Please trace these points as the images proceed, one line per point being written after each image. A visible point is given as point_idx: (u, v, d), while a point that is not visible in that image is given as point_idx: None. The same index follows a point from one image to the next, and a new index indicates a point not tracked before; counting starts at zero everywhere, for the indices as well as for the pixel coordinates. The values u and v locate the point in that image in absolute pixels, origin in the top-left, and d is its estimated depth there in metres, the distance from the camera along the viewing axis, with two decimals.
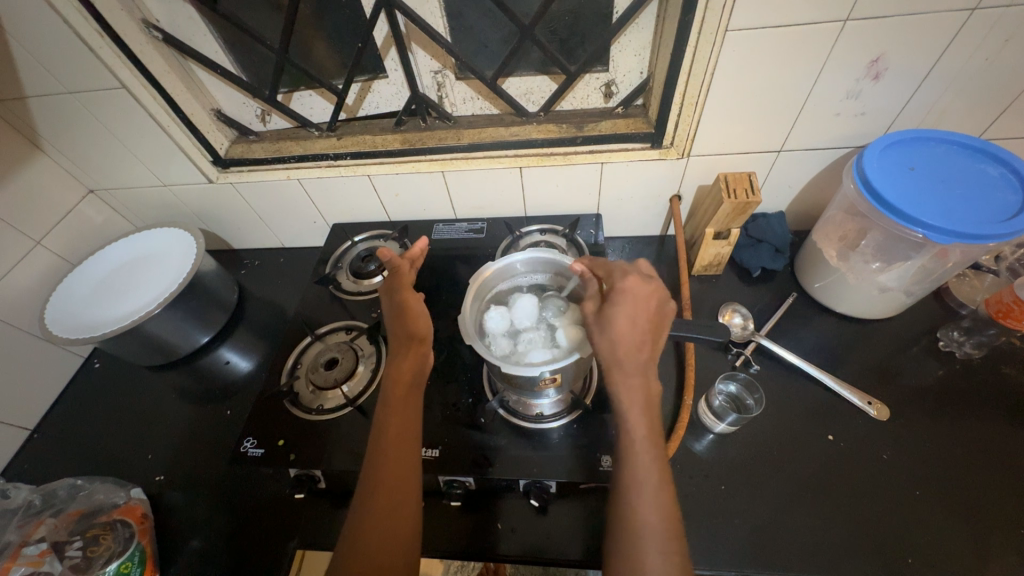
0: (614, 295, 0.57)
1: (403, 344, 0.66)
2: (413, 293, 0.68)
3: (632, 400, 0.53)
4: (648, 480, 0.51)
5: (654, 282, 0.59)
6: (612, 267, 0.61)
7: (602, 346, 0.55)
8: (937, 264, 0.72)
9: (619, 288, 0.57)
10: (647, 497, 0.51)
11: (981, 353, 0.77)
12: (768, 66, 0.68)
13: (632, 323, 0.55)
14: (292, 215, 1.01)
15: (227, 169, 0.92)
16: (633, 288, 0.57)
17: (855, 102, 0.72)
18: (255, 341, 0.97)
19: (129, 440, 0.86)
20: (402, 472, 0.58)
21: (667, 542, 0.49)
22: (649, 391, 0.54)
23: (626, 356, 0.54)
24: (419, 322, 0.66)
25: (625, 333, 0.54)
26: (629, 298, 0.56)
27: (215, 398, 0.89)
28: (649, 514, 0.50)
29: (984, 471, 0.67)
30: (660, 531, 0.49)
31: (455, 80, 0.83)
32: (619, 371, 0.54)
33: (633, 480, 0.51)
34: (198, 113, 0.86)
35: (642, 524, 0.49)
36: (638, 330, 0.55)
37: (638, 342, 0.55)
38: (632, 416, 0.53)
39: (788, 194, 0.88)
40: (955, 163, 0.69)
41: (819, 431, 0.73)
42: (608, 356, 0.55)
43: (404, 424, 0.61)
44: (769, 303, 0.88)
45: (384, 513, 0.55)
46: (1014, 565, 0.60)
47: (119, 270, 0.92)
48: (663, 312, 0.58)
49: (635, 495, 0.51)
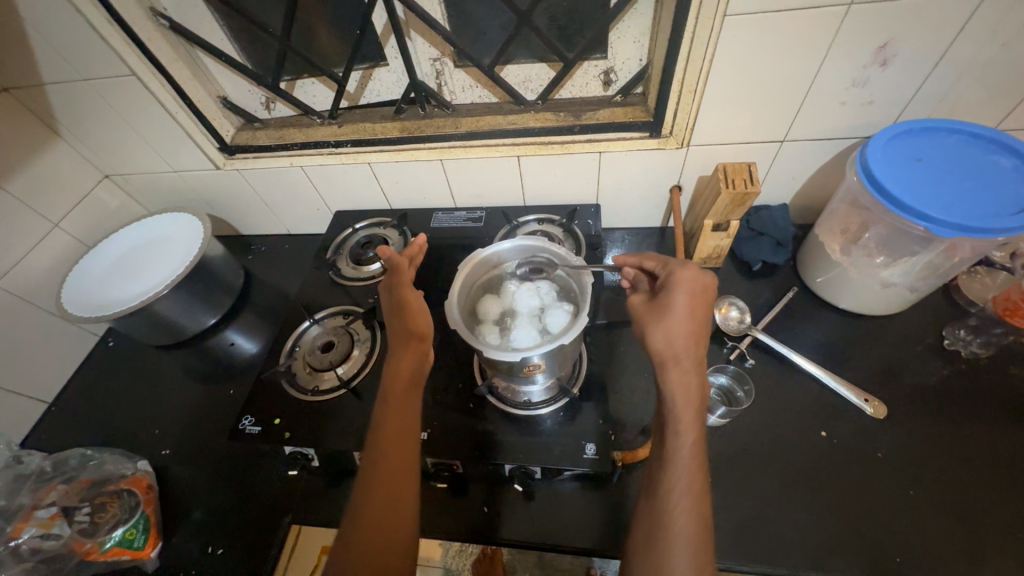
0: (670, 282, 0.58)
1: (403, 341, 0.64)
2: (414, 290, 0.67)
3: (686, 401, 0.54)
4: (687, 484, 0.51)
5: (706, 276, 0.58)
6: (669, 261, 0.62)
7: (657, 337, 0.56)
8: (943, 259, 0.69)
9: (672, 279, 0.58)
10: (686, 501, 0.50)
11: (988, 352, 0.75)
12: (769, 53, 0.66)
13: (689, 313, 0.56)
14: (296, 202, 1.03)
15: (233, 156, 0.95)
16: (690, 275, 0.58)
17: (861, 91, 0.70)
18: (260, 324, 1.00)
19: (139, 415, 0.90)
20: (402, 464, 0.59)
21: (698, 548, 0.48)
22: (701, 393, 0.55)
23: (685, 351, 0.55)
24: (419, 319, 0.65)
25: (683, 323, 0.56)
26: (682, 285, 0.57)
27: (220, 377, 0.92)
28: (683, 519, 0.49)
29: (983, 472, 0.65)
30: (690, 534, 0.49)
31: (453, 68, 0.83)
32: (675, 365, 0.55)
33: (669, 483, 0.51)
34: (205, 100, 0.88)
35: (673, 527, 0.49)
36: (694, 321, 0.56)
37: (696, 337, 0.56)
38: (685, 417, 0.53)
39: (792, 187, 0.86)
40: (966, 153, 0.67)
41: (812, 427, 0.72)
42: (664, 349, 0.55)
43: (404, 417, 0.62)
44: (768, 297, 0.87)
45: (383, 502, 0.57)
46: (1008, 568, 0.58)
47: (131, 253, 0.96)
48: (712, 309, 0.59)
49: (672, 498, 0.50)
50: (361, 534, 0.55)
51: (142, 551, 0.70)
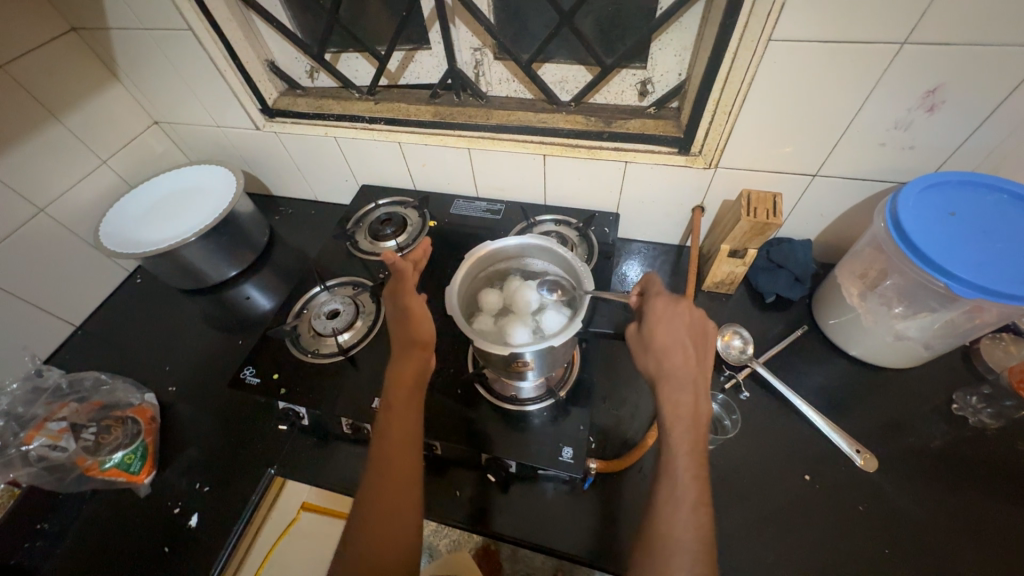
0: (648, 315, 0.59)
1: (408, 349, 0.65)
2: (417, 297, 0.66)
3: (676, 416, 0.55)
4: (685, 497, 0.52)
5: (686, 300, 0.59)
6: (646, 290, 0.63)
7: (647, 362, 0.58)
8: (965, 319, 0.66)
9: (648, 310, 0.60)
10: (685, 514, 0.51)
11: (999, 424, 0.71)
12: (811, 84, 0.65)
13: (675, 339, 0.57)
14: (326, 170, 1.06)
15: (273, 119, 0.98)
16: (667, 312, 0.58)
17: (903, 134, 0.67)
18: (275, 283, 1.04)
19: (153, 351, 0.95)
20: (405, 471, 0.60)
21: (700, 559, 0.49)
22: (697, 407, 0.55)
23: (674, 369, 0.56)
24: (421, 328, 0.65)
25: (669, 346, 0.57)
26: (662, 319, 0.58)
27: (231, 328, 0.96)
28: (684, 533, 0.50)
29: (968, 545, 0.63)
30: (692, 548, 0.49)
31: (492, 59, 0.84)
32: (665, 383, 0.56)
33: (665, 496, 0.52)
34: (253, 63, 0.91)
35: (672, 538, 0.50)
36: (682, 342, 0.57)
37: (684, 357, 0.57)
38: (677, 432, 0.54)
39: (819, 223, 0.84)
40: (1003, 212, 0.64)
41: (796, 469, 0.70)
42: (654, 370, 0.58)
43: (406, 424, 0.63)
44: (775, 331, 0.85)
45: (387, 508, 0.58)
46: None
47: (167, 198, 1.01)
48: (706, 329, 0.59)
49: (668, 511, 0.51)
50: (367, 538, 0.56)
51: (137, 476, 0.75)
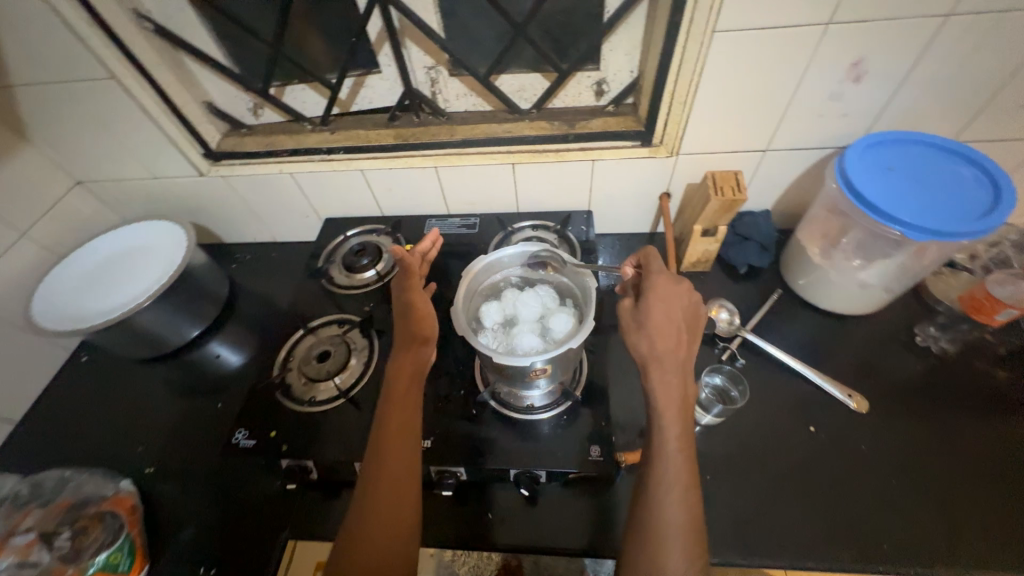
0: (647, 289, 0.61)
1: (408, 344, 0.67)
2: (420, 293, 0.70)
3: (667, 400, 0.57)
4: (675, 481, 0.54)
5: (686, 284, 0.61)
6: (647, 268, 0.64)
7: (640, 342, 0.59)
8: (914, 261, 0.75)
9: (651, 289, 0.61)
10: (674, 499, 0.53)
11: (956, 348, 0.80)
12: (753, 68, 0.70)
13: (669, 320, 0.59)
14: (284, 209, 1.01)
15: (219, 162, 0.92)
16: (666, 287, 0.60)
17: (837, 104, 0.74)
18: (245, 335, 0.96)
19: (118, 432, 0.86)
20: (404, 472, 0.60)
21: (689, 542, 0.51)
22: (684, 391, 0.58)
23: (666, 354, 0.58)
24: (424, 324, 0.68)
25: (662, 328, 0.58)
26: (660, 296, 0.60)
27: (206, 391, 0.89)
28: (674, 516, 0.52)
29: (956, 460, 0.70)
30: (680, 529, 0.51)
31: (448, 76, 0.84)
32: (656, 366, 0.58)
33: (658, 481, 0.54)
34: (189, 105, 0.85)
35: (664, 524, 0.52)
36: (675, 325, 0.59)
37: (676, 340, 0.59)
38: (667, 416, 0.56)
39: (774, 194, 0.91)
40: (935, 162, 0.72)
41: (801, 423, 0.75)
42: (647, 351, 0.59)
43: (405, 424, 0.63)
44: (754, 299, 0.91)
45: (385, 507, 0.57)
46: (981, 549, 0.63)
47: (108, 264, 0.91)
48: (697, 313, 0.62)
49: (661, 496, 0.53)
50: (364, 538, 0.56)
51: None
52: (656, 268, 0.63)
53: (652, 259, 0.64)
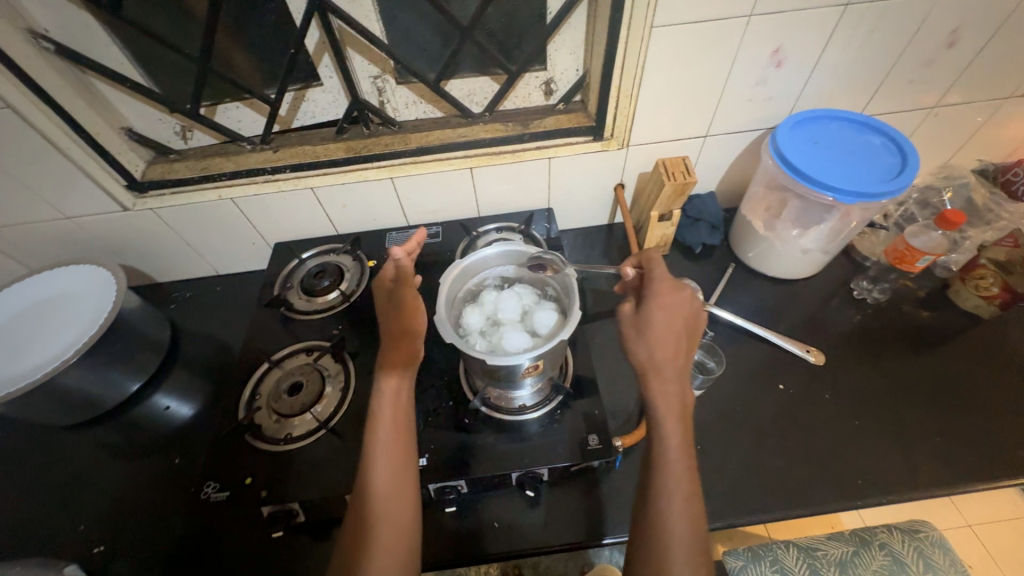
0: (651, 296, 0.62)
1: (396, 342, 0.64)
2: (412, 287, 0.66)
3: (668, 408, 0.58)
4: (676, 490, 0.55)
5: (689, 291, 0.63)
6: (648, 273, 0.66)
7: (639, 349, 0.61)
8: (843, 224, 0.83)
9: (653, 296, 0.62)
10: (677, 507, 0.54)
11: (886, 297, 0.90)
12: (689, 59, 0.75)
13: (669, 328, 0.61)
14: (226, 237, 0.93)
15: (145, 194, 0.83)
16: (670, 295, 0.62)
17: (763, 88, 0.81)
18: (196, 380, 0.87)
19: (51, 513, 0.74)
20: (394, 505, 0.56)
21: (694, 550, 0.52)
22: (683, 398, 0.59)
23: (665, 362, 0.59)
24: (415, 319, 0.65)
25: (662, 336, 0.60)
26: (663, 304, 0.62)
27: (157, 448, 0.79)
28: (678, 525, 0.53)
29: (903, 395, 0.78)
30: (685, 538, 0.52)
31: (396, 84, 0.82)
32: (656, 375, 0.59)
33: (661, 490, 0.55)
34: (105, 132, 0.77)
35: (669, 534, 0.53)
36: (675, 333, 0.60)
37: (676, 348, 0.60)
38: (667, 424, 0.57)
39: (716, 176, 0.97)
40: (862, 143, 0.80)
41: (772, 383, 0.81)
42: (646, 359, 0.60)
43: (394, 453, 0.59)
44: (712, 275, 0.96)
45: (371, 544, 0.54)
46: (937, 468, 0.71)
47: (14, 321, 0.79)
48: (697, 318, 0.63)
49: (664, 506, 0.54)
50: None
51: None
52: (661, 275, 0.64)
53: (654, 262, 0.66)
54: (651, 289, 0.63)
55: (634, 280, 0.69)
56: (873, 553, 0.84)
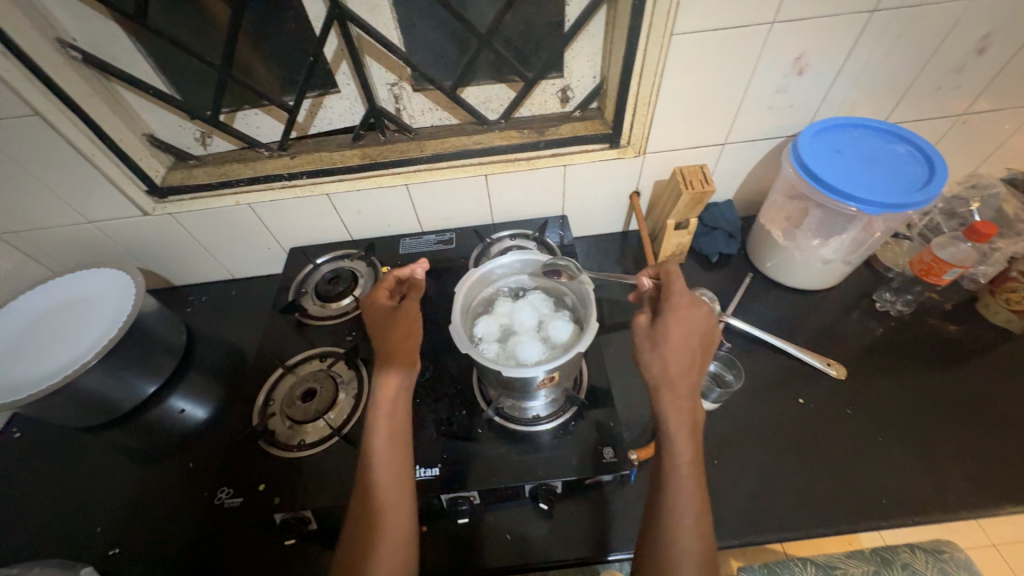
0: (668, 310, 0.60)
1: (390, 350, 0.63)
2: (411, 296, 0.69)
3: (680, 423, 0.56)
4: (688, 507, 0.54)
5: (706, 305, 0.61)
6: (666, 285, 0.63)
7: (653, 363, 0.59)
8: (866, 235, 0.81)
9: (670, 309, 0.60)
10: (688, 525, 0.53)
11: (910, 309, 0.88)
12: (709, 67, 0.74)
13: (684, 342, 0.59)
14: (243, 242, 0.94)
15: (165, 199, 0.84)
16: (688, 308, 0.60)
17: (784, 96, 0.79)
18: (211, 384, 0.88)
19: (68, 514, 0.75)
20: (392, 501, 0.57)
21: (706, 569, 0.51)
22: (695, 413, 0.58)
23: (679, 377, 0.57)
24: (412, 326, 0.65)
25: (677, 351, 0.58)
26: (680, 317, 0.60)
27: (172, 451, 0.80)
28: (690, 543, 0.52)
29: (929, 411, 0.76)
30: (698, 559, 0.52)
31: (412, 92, 0.82)
32: (669, 391, 0.57)
33: (672, 508, 0.54)
34: (128, 139, 0.78)
35: (681, 553, 0.52)
36: (690, 347, 0.59)
37: (690, 363, 0.58)
38: (679, 440, 0.56)
39: (734, 184, 0.96)
40: (887, 152, 0.78)
41: (792, 396, 0.79)
42: (659, 374, 0.58)
43: (390, 450, 0.59)
44: (728, 284, 0.95)
45: (368, 540, 0.55)
46: (966, 489, 0.68)
47: (36, 324, 0.80)
48: (712, 334, 0.62)
49: (676, 523, 0.53)
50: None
51: None
52: (679, 288, 0.62)
53: (672, 276, 0.64)
54: (669, 302, 0.61)
55: (651, 290, 0.68)
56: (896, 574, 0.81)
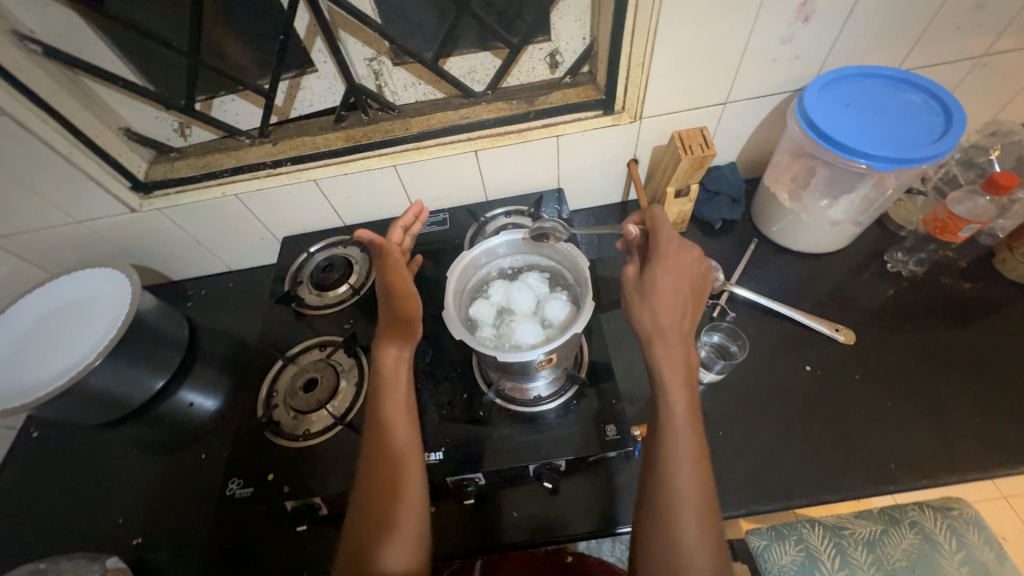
0: (657, 260, 0.59)
1: (393, 326, 0.65)
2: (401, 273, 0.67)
3: (673, 372, 0.55)
4: (685, 454, 0.53)
5: (696, 252, 0.60)
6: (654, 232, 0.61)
7: (642, 314, 0.58)
8: (877, 192, 0.77)
9: (659, 259, 0.58)
10: (686, 472, 0.52)
11: (923, 269, 0.84)
12: (706, 20, 0.69)
13: (674, 292, 0.57)
14: (235, 234, 0.93)
15: (151, 195, 0.83)
16: (677, 257, 0.59)
17: (789, 47, 0.74)
18: (217, 377, 0.89)
19: (89, 508, 0.78)
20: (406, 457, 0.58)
21: (703, 513, 0.51)
22: (688, 360, 0.56)
23: (670, 327, 0.56)
24: (407, 303, 0.65)
25: (668, 300, 0.57)
26: (669, 267, 0.58)
27: (185, 444, 0.82)
28: (688, 489, 0.52)
29: (940, 373, 0.74)
30: (696, 506, 0.51)
31: (392, 66, 0.78)
32: (661, 341, 0.56)
33: (669, 457, 0.53)
34: (104, 135, 0.76)
35: (678, 499, 0.51)
36: (679, 296, 0.58)
37: (681, 312, 0.57)
38: (674, 389, 0.55)
39: (737, 145, 0.91)
40: (899, 102, 0.72)
41: (798, 363, 0.77)
42: (651, 325, 0.57)
43: (401, 393, 0.62)
44: (733, 251, 0.92)
45: (396, 472, 0.57)
46: (976, 450, 0.67)
47: (38, 327, 0.80)
48: (703, 281, 0.61)
49: (672, 472, 0.53)
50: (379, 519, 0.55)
51: None
52: (669, 235, 0.60)
53: (660, 224, 0.61)
54: (656, 252, 0.59)
55: (639, 238, 0.65)
56: (904, 532, 0.82)
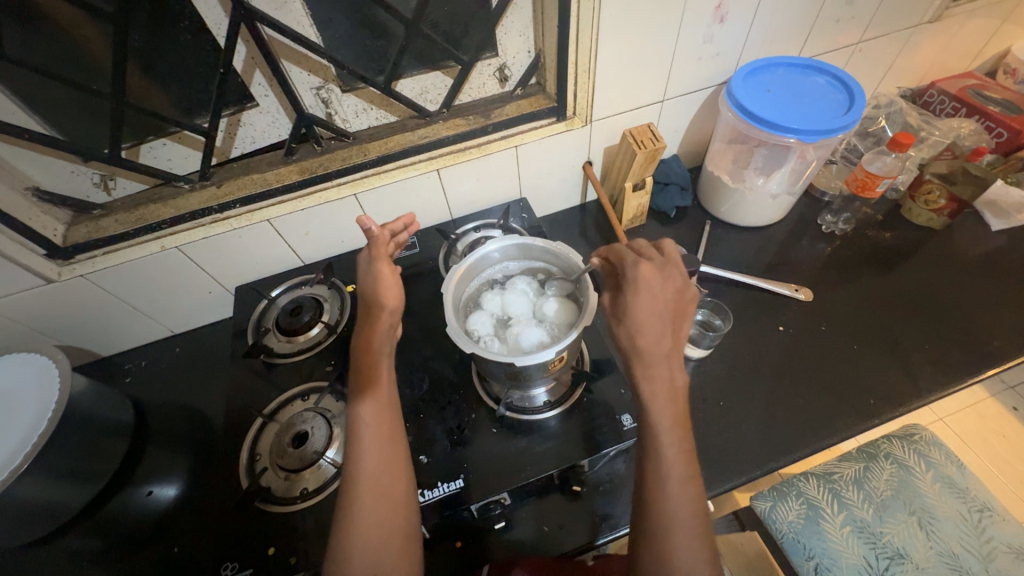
0: (627, 285, 0.56)
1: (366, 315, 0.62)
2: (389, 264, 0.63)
3: (656, 392, 0.53)
4: (673, 474, 0.51)
5: (668, 268, 0.56)
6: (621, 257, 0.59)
7: (622, 338, 0.55)
8: (803, 164, 0.86)
9: (630, 283, 0.55)
10: (675, 493, 0.51)
11: (851, 226, 0.96)
12: (641, 26, 0.74)
13: (651, 313, 0.54)
14: (180, 291, 0.83)
15: (72, 259, 0.72)
16: (646, 279, 0.55)
17: (711, 45, 0.82)
18: (176, 457, 0.78)
19: None
20: (397, 453, 0.56)
21: (694, 531, 0.50)
22: (674, 378, 0.54)
23: (649, 350, 0.53)
24: (389, 293, 0.62)
25: (644, 323, 0.54)
26: (642, 290, 0.55)
27: (149, 542, 0.70)
28: (681, 509, 0.50)
29: (886, 311, 0.83)
30: (687, 523, 0.50)
31: (342, 93, 0.76)
32: (641, 362, 0.54)
33: (658, 476, 0.52)
34: (9, 198, 0.65)
35: (669, 520, 0.50)
36: (658, 316, 0.54)
37: (660, 332, 0.54)
38: (657, 408, 0.53)
39: (676, 138, 0.99)
40: (809, 84, 0.83)
41: (772, 325, 0.83)
42: (629, 347, 0.55)
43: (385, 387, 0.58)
44: (692, 234, 0.98)
45: (391, 467, 0.54)
46: (932, 372, 0.76)
47: None
48: (685, 298, 0.57)
49: (661, 491, 0.51)
50: (376, 497, 0.52)
51: None
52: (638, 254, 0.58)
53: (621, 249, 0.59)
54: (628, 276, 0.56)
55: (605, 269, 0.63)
56: (882, 465, 0.89)
